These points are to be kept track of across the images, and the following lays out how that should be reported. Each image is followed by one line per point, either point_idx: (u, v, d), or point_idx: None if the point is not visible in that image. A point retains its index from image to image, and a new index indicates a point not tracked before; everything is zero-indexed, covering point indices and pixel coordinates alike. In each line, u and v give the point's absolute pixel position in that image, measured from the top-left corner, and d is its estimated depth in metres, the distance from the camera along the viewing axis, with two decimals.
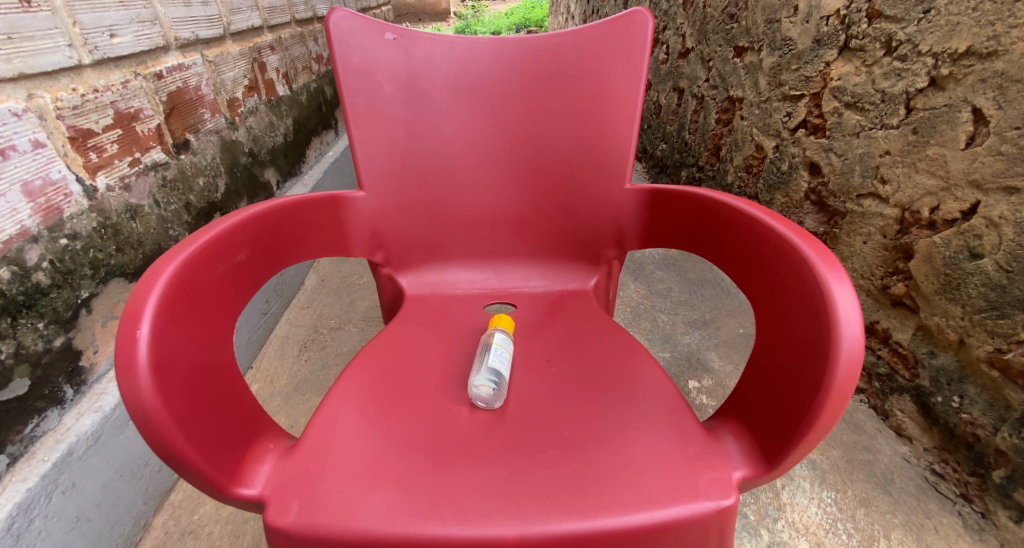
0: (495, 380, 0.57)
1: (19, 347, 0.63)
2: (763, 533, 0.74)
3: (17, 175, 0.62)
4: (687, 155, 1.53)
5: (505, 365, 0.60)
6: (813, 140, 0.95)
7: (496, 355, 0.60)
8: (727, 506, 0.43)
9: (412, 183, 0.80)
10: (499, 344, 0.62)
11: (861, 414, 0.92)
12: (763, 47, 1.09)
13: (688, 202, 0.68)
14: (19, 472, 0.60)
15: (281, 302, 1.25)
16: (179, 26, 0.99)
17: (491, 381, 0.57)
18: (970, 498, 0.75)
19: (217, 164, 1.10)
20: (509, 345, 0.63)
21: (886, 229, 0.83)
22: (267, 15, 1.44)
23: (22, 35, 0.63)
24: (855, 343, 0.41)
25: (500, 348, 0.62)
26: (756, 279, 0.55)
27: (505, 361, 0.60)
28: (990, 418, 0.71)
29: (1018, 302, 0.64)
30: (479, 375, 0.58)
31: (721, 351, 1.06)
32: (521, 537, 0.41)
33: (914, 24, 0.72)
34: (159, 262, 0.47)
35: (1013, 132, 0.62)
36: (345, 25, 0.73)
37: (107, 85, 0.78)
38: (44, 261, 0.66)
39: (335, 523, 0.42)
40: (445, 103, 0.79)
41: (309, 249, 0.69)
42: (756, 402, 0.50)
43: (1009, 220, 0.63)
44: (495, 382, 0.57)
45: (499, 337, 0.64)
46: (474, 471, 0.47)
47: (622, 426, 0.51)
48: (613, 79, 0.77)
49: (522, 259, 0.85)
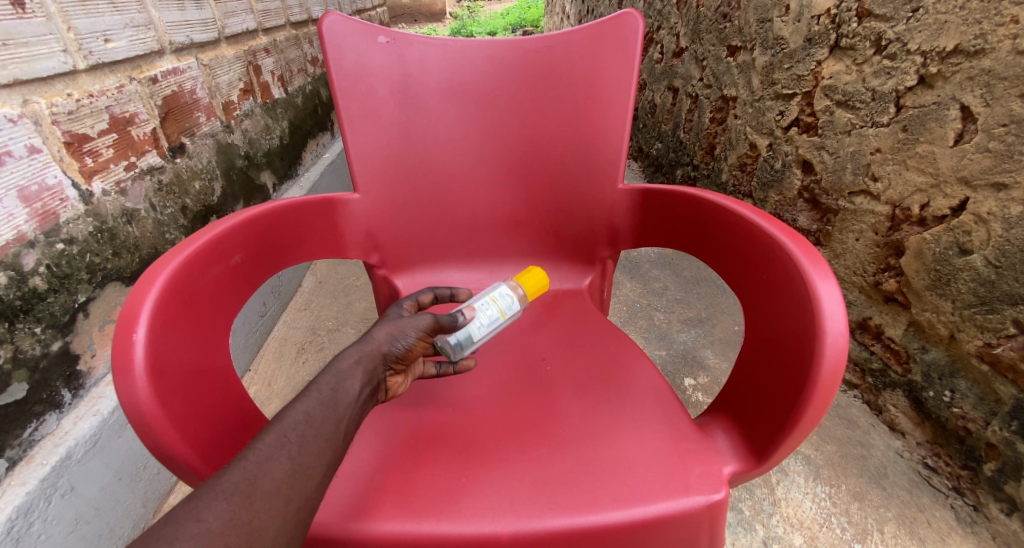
0: (472, 338, 0.58)
1: (16, 351, 0.63)
2: (758, 529, 0.75)
3: (12, 182, 0.62)
4: (682, 154, 1.53)
5: (491, 333, 0.60)
6: (805, 138, 0.96)
7: (491, 320, 0.59)
8: (719, 500, 0.44)
9: (407, 185, 0.80)
10: (495, 302, 0.60)
11: (855, 410, 0.93)
12: (755, 47, 1.09)
13: (679, 202, 0.69)
14: (18, 476, 0.61)
15: (278, 303, 1.25)
16: (173, 31, 0.99)
17: (469, 338, 0.58)
18: (962, 492, 0.76)
19: (212, 168, 1.11)
20: (510, 315, 0.61)
21: (878, 226, 0.84)
22: (262, 18, 1.44)
23: (17, 41, 0.63)
24: (840, 339, 0.42)
25: (498, 312, 0.60)
26: (745, 278, 0.56)
27: (495, 329, 0.60)
28: (981, 412, 0.72)
29: (1006, 297, 0.65)
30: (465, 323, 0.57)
31: (717, 349, 1.07)
32: (517, 534, 0.42)
33: (903, 23, 0.73)
34: (153, 268, 0.48)
35: (1000, 129, 0.63)
36: (338, 29, 0.73)
37: (102, 90, 0.78)
38: (41, 266, 0.66)
39: (334, 521, 0.43)
40: (439, 105, 0.79)
41: (303, 252, 0.70)
42: (745, 397, 0.51)
43: (998, 217, 0.64)
44: (470, 340, 0.58)
45: (499, 292, 0.62)
46: (468, 469, 0.47)
47: (615, 424, 0.52)
48: (605, 79, 0.77)
49: (517, 259, 0.86)
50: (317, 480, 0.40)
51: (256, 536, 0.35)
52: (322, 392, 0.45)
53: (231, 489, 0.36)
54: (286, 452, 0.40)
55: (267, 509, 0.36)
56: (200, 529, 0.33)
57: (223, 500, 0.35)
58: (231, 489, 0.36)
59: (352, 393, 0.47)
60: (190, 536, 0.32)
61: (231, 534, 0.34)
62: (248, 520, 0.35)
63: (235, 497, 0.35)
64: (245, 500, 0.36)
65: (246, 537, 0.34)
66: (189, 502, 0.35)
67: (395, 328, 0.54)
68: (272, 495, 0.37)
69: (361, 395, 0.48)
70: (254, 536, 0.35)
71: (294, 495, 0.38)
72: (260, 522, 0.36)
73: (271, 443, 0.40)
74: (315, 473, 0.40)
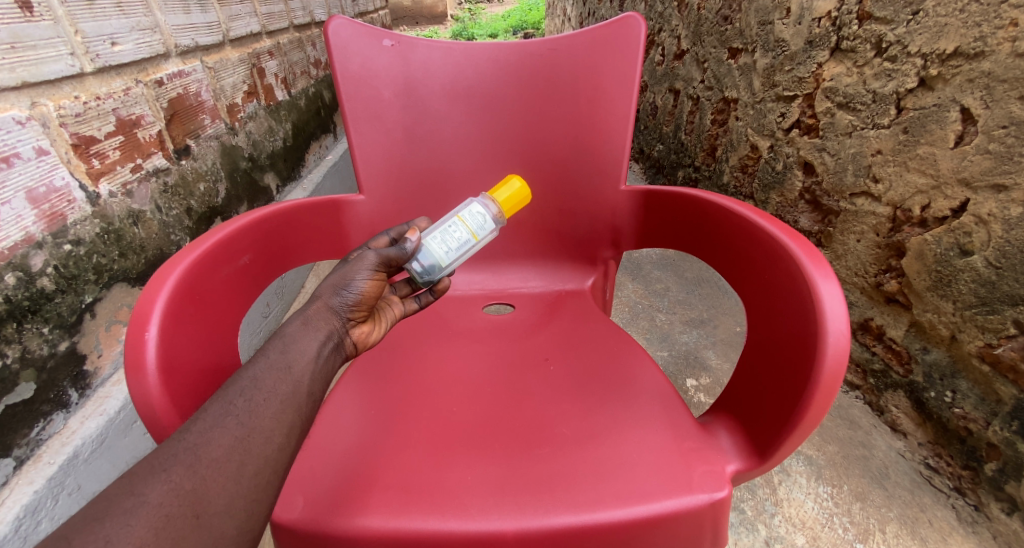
0: (442, 263, 0.62)
1: (24, 351, 0.64)
2: (760, 528, 0.75)
3: (21, 183, 0.63)
4: (684, 155, 1.54)
5: (464, 255, 0.63)
6: (806, 139, 0.96)
7: (460, 242, 0.62)
8: (722, 498, 0.44)
9: (411, 187, 0.81)
10: (464, 223, 0.62)
11: (857, 411, 0.93)
12: (756, 49, 1.10)
13: (682, 203, 0.69)
14: (25, 475, 0.61)
15: (281, 304, 1.25)
16: (178, 33, 1.00)
17: (438, 265, 0.62)
18: (963, 492, 0.76)
19: (216, 169, 1.11)
20: (481, 236, 0.63)
21: (879, 227, 0.84)
22: (265, 21, 1.45)
23: (25, 44, 0.64)
24: (842, 339, 0.43)
25: (467, 234, 0.62)
26: (747, 278, 0.56)
27: (467, 251, 0.63)
28: (982, 412, 0.72)
29: (1006, 297, 0.65)
30: (432, 250, 0.61)
31: (718, 349, 1.07)
32: (521, 531, 0.42)
33: (903, 26, 0.73)
34: (165, 266, 0.49)
35: (1000, 131, 0.63)
36: (343, 33, 0.74)
37: (108, 93, 0.79)
38: (48, 267, 0.67)
39: (339, 518, 0.43)
40: (443, 108, 0.80)
41: (309, 252, 0.71)
42: (748, 396, 0.51)
43: (998, 218, 0.65)
44: (440, 267, 0.62)
45: (469, 210, 0.63)
46: (472, 467, 0.48)
47: (618, 423, 0.52)
48: (609, 82, 0.77)
49: (521, 260, 0.87)
50: (275, 444, 0.42)
51: (206, 503, 0.36)
52: (271, 355, 0.47)
53: (171, 460, 0.37)
54: (232, 418, 0.41)
55: (217, 475, 0.38)
56: (136, 503, 0.34)
57: (162, 473, 0.36)
58: (171, 461, 0.37)
59: (307, 352, 0.49)
60: (124, 510, 0.33)
61: (175, 503, 0.35)
62: (194, 487, 0.36)
63: (176, 468, 0.37)
64: (187, 470, 0.37)
65: (194, 505, 0.36)
66: (126, 480, 0.35)
67: (339, 279, 0.56)
68: (221, 463, 0.38)
69: (320, 351, 0.50)
70: (203, 503, 0.36)
71: (247, 459, 0.40)
72: (211, 488, 0.37)
73: (214, 413, 0.41)
74: (272, 437, 0.42)
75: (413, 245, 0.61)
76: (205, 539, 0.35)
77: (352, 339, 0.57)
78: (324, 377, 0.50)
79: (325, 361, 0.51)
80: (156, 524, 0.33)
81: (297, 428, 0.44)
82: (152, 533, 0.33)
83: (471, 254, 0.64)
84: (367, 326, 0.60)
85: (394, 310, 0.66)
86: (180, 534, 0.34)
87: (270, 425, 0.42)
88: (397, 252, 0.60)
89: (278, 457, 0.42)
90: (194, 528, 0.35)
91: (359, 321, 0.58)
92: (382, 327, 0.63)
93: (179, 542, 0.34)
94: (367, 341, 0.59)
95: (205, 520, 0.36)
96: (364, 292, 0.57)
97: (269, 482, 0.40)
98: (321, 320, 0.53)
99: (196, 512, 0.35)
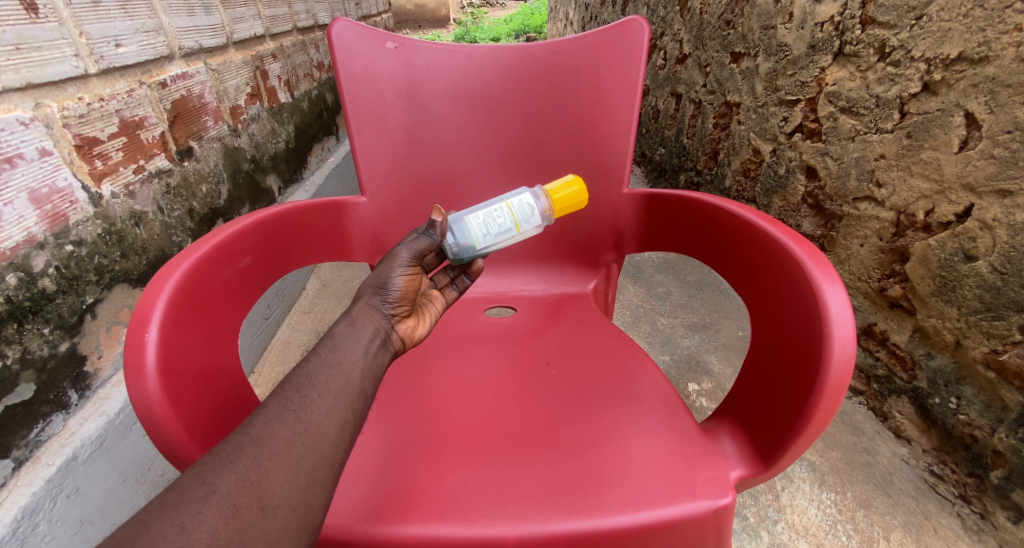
0: (477, 244, 0.61)
1: (25, 352, 0.63)
2: (763, 535, 0.74)
3: (23, 183, 0.63)
4: (686, 159, 1.54)
5: (502, 243, 0.63)
6: (809, 144, 0.96)
7: (501, 228, 0.61)
8: (726, 504, 0.43)
9: (414, 190, 0.81)
10: (510, 210, 0.61)
11: (859, 416, 0.92)
12: (758, 53, 1.10)
13: (685, 207, 0.69)
14: (24, 476, 0.60)
15: (281, 305, 1.25)
16: (182, 36, 1.00)
17: (473, 246, 0.62)
18: (969, 499, 0.75)
19: (219, 171, 1.12)
20: (523, 226, 0.62)
21: (882, 232, 0.84)
22: (269, 24, 1.45)
23: (29, 45, 0.64)
24: (848, 344, 0.43)
25: (510, 222, 0.61)
26: (751, 282, 0.56)
27: (505, 239, 0.62)
28: (988, 419, 0.72)
29: (1012, 303, 0.65)
30: (470, 230, 0.61)
31: (721, 354, 1.07)
32: (522, 536, 0.42)
33: (907, 30, 0.73)
34: (165, 268, 0.49)
35: (1005, 136, 0.63)
36: (347, 35, 0.74)
37: (112, 94, 0.79)
38: (49, 267, 0.67)
39: (343, 526, 0.43)
40: (446, 111, 0.80)
41: (311, 253, 0.70)
42: (752, 402, 0.51)
43: (1003, 223, 0.64)
44: (474, 249, 0.62)
45: (518, 199, 0.62)
46: (476, 472, 0.48)
47: (622, 429, 0.52)
48: (612, 85, 0.77)
49: (522, 264, 0.87)
50: (330, 438, 0.42)
51: (268, 495, 0.36)
52: (321, 354, 0.48)
53: (237, 452, 0.37)
54: (289, 413, 0.41)
55: (278, 467, 0.38)
56: (208, 492, 0.34)
57: (229, 464, 0.36)
58: (237, 453, 0.37)
59: (355, 349, 0.50)
60: (197, 498, 0.34)
61: (242, 494, 0.35)
62: (258, 480, 0.36)
63: (242, 460, 0.37)
64: (251, 462, 0.37)
65: (258, 496, 0.36)
66: (198, 468, 0.36)
67: (377, 279, 0.58)
68: (282, 455, 0.38)
69: (368, 349, 0.51)
70: (266, 495, 0.36)
71: (306, 453, 0.40)
72: (273, 480, 0.37)
73: (274, 408, 0.41)
74: (327, 431, 0.42)
75: (440, 232, 0.60)
76: (269, 529, 0.35)
77: (398, 335, 0.58)
78: (372, 372, 0.50)
79: (373, 358, 0.52)
80: (225, 514, 0.34)
81: (350, 424, 0.44)
82: (222, 522, 0.33)
83: (508, 244, 0.63)
84: (411, 321, 0.61)
85: (436, 304, 0.66)
86: (247, 526, 0.34)
87: (324, 420, 0.42)
88: (426, 242, 0.60)
89: (333, 452, 0.42)
90: (260, 519, 0.35)
91: (404, 316, 0.60)
92: (427, 323, 0.63)
93: (245, 533, 0.34)
94: (413, 336, 0.60)
95: (269, 512, 0.36)
96: (401, 288, 0.58)
97: (326, 477, 0.40)
98: (365, 319, 0.55)
99: (261, 503, 0.35)
